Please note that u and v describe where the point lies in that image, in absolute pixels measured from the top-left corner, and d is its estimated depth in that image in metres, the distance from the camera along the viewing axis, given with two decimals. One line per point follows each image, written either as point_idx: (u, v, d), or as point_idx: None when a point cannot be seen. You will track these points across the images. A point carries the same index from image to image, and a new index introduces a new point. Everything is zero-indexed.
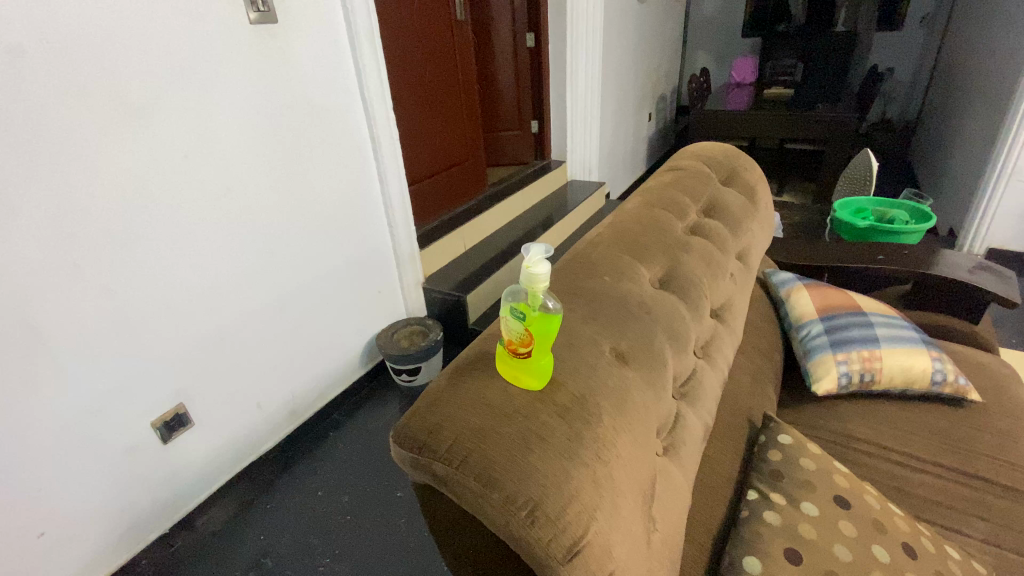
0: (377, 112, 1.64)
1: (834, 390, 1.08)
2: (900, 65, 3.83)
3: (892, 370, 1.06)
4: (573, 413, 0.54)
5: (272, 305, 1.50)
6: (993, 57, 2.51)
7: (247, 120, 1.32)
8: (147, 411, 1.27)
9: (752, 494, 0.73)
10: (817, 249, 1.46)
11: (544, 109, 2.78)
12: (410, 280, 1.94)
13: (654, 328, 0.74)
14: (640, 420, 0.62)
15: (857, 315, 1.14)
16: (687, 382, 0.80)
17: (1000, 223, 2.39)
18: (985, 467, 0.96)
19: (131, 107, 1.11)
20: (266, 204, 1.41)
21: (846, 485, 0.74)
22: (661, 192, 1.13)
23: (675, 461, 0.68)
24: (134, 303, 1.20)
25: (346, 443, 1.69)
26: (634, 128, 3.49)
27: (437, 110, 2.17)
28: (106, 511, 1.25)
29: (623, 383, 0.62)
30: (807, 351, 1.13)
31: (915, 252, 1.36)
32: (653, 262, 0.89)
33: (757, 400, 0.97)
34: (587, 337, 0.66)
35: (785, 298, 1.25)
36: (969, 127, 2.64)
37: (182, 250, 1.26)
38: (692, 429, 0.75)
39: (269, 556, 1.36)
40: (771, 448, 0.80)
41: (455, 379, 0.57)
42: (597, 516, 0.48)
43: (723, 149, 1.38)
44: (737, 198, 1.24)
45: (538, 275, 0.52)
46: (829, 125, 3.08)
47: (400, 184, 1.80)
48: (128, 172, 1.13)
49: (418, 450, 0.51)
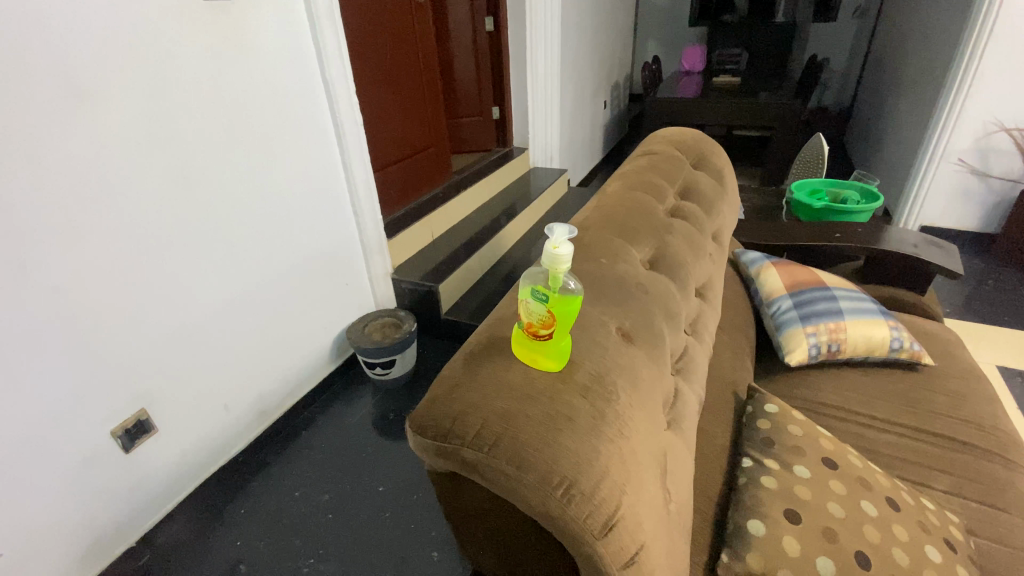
0: (340, 95, 1.57)
1: (805, 361, 1.15)
2: (835, 55, 4.07)
3: (857, 340, 1.14)
4: (594, 392, 0.54)
5: (237, 301, 1.43)
6: (923, 48, 2.70)
7: (205, 103, 1.24)
8: (107, 419, 1.19)
9: (748, 462, 0.77)
10: (779, 229, 1.53)
11: (505, 95, 2.74)
12: (379, 270, 1.89)
13: (652, 307, 0.76)
14: (650, 395, 0.63)
15: (822, 290, 1.21)
16: (681, 359, 0.83)
17: (931, 202, 2.60)
18: (939, 424, 1.05)
19: (76, 88, 1.01)
20: (227, 193, 1.34)
21: (831, 448, 0.79)
22: (640, 175, 1.15)
23: (680, 435, 0.70)
24: (85, 304, 1.10)
25: (321, 441, 1.64)
26: (592, 114, 3.53)
27: (398, 97, 2.10)
28: (64, 529, 1.15)
29: (633, 361, 0.63)
30: (779, 325, 1.19)
31: (867, 230, 1.45)
32: (642, 244, 0.91)
33: (738, 373, 1.02)
34: (593, 317, 0.66)
35: (755, 277, 1.31)
36: (901, 113, 2.84)
37: (139, 243, 1.17)
38: (690, 403, 0.77)
39: (246, 562, 1.30)
40: (760, 417, 0.84)
41: (471, 365, 0.56)
42: (627, 490, 0.49)
43: (691, 133, 1.41)
44: (708, 181, 1.28)
45: (561, 257, 0.52)
46: (775, 112, 3.22)
47: (366, 169, 1.74)
48: (76, 161, 1.04)
49: (444, 438, 0.50)
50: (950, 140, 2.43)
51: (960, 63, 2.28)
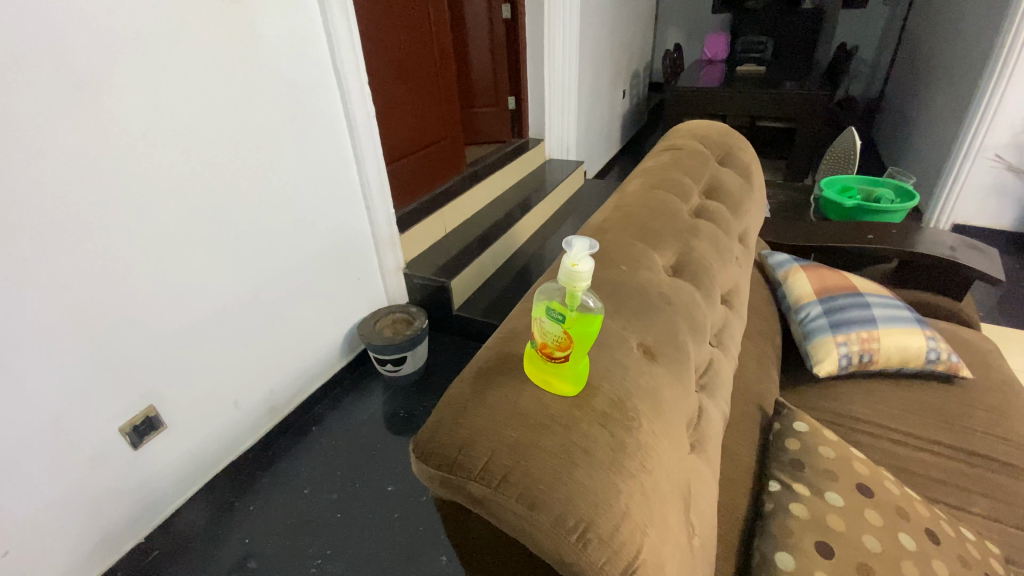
0: (351, 87, 1.53)
1: (834, 371, 1.09)
2: (864, 42, 3.91)
3: (890, 350, 1.07)
4: (613, 420, 0.49)
5: (246, 297, 1.41)
6: (960, 37, 2.56)
7: (211, 94, 1.20)
8: (115, 415, 1.18)
9: (775, 486, 0.72)
10: (807, 229, 1.45)
11: (521, 85, 2.68)
12: (390, 265, 1.86)
13: (676, 320, 0.71)
14: (673, 417, 0.58)
15: (854, 296, 1.14)
16: (705, 373, 0.77)
17: (966, 199, 2.48)
18: (979, 443, 0.99)
19: (77, 81, 0.98)
20: (235, 188, 1.30)
21: (866, 472, 0.74)
22: (663, 173, 1.09)
23: (704, 459, 0.65)
24: (92, 302, 1.09)
25: (330, 438, 1.63)
26: (610, 104, 3.43)
27: (412, 87, 2.05)
28: (73, 525, 1.15)
29: (655, 381, 0.59)
30: (807, 333, 1.13)
31: (900, 231, 1.37)
32: (664, 248, 0.86)
33: (764, 385, 0.96)
34: (613, 332, 0.62)
35: (782, 280, 1.24)
36: (936, 105, 2.70)
37: (145, 239, 1.15)
38: (714, 422, 0.72)
39: (254, 558, 1.30)
40: (788, 436, 0.79)
41: (480, 386, 0.52)
42: (649, 532, 0.45)
43: (717, 127, 1.34)
44: (735, 178, 1.21)
45: (581, 274, 0.47)
46: (802, 103, 3.10)
47: (377, 162, 1.70)
48: (81, 156, 1.02)
49: (448, 469, 0.46)
50: (986, 135, 2.30)
51: (999, 52, 2.15)
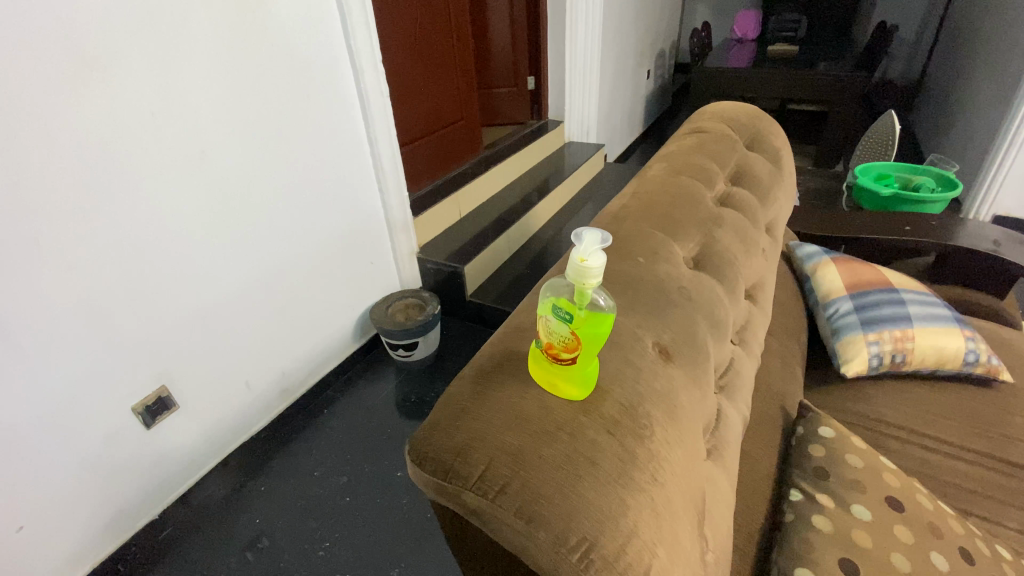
0: (365, 64, 1.48)
1: (864, 372, 1.03)
2: (905, 20, 3.70)
3: (925, 351, 1.01)
4: (623, 428, 0.46)
5: (258, 280, 1.39)
6: (1010, 15, 2.39)
7: (221, 72, 1.17)
8: (128, 394, 1.19)
9: (796, 496, 0.68)
10: (839, 219, 1.37)
11: (541, 65, 2.59)
12: (404, 249, 1.82)
13: (696, 317, 0.66)
14: (689, 424, 0.54)
15: (888, 292, 1.07)
16: (725, 373, 0.73)
17: (1009, 190, 2.32)
18: (1018, 453, 0.92)
19: (84, 57, 0.96)
20: (246, 170, 1.28)
21: (896, 484, 0.69)
22: (686, 157, 1.02)
23: (721, 466, 0.61)
24: (103, 282, 1.09)
25: (342, 421, 1.62)
26: (633, 85, 3.32)
27: (428, 66, 1.99)
28: (87, 501, 1.17)
29: (671, 385, 0.55)
30: (835, 330, 1.07)
31: (940, 223, 1.29)
32: (685, 239, 0.80)
33: (787, 386, 0.91)
34: (626, 330, 0.58)
35: (810, 274, 1.17)
36: (981, 88, 2.54)
37: (156, 220, 1.14)
38: (734, 426, 0.68)
39: (266, 537, 1.31)
40: (812, 442, 0.74)
41: (481, 386, 0.49)
42: (659, 552, 0.41)
43: (746, 109, 1.26)
44: (764, 164, 1.14)
45: (591, 270, 0.43)
46: (836, 85, 2.94)
47: (391, 143, 1.65)
48: (89, 134, 1.00)
49: (444, 476, 0.43)
50: None
51: None
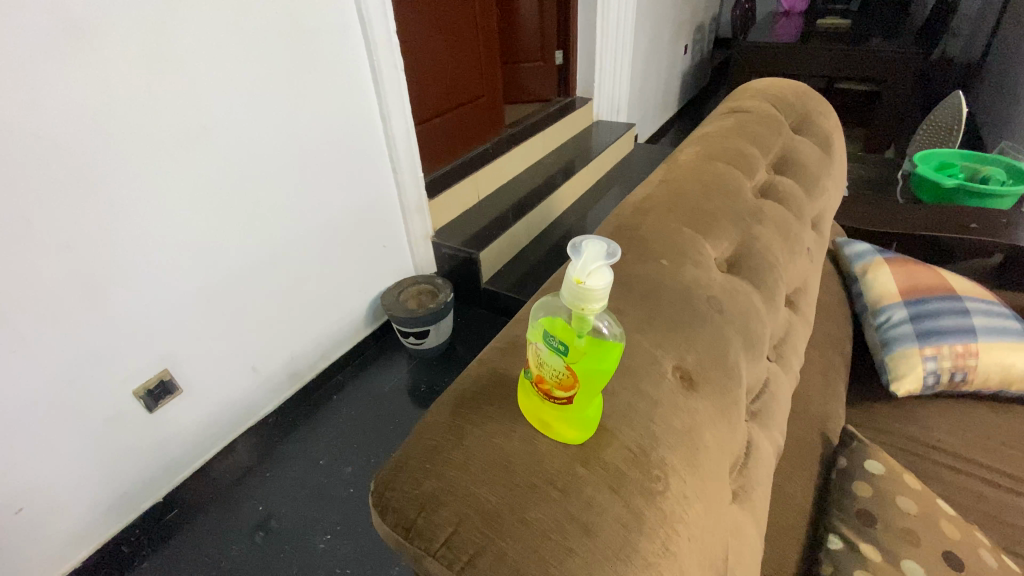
0: (377, 34, 1.37)
1: (917, 390, 0.91)
2: None
3: (990, 369, 0.88)
4: (629, 483, 0.38)
5: (263, 263, 1.34)
6: None
7: (220, 42, 1.09)
8: (128, 378, 1.16)
9: (836, 544, 0.61)
10: (893, 213, 1.23)
11: (570, 38, 2.44)
12: (418, 232, 1.74)
13: (727, 332, 0.57)
14: (714, 468, 0.46)
15: (950, 299, 0.94)
16: (759, 396, 0.63)
17: None
18: None
19: (73, 23, 0.89)
20: (250, 147, 1.21)
21: (956, 536, 0.61)
22: (723, 141, 0.90)
23: (749, 510, 0.52)
24: (97, 263, 1.04)
25: (352, 406, 1.59)
26: (669, 60, 3.12)
27: (449, 39, 1.89)
28: (87, 483, 1.15)
29: (693, 420, 0.46)
30: (886, 341, 0.95)
31: (1015, 220, 1.13)
32: (719, 237, 0.70)
33: (825, 406, 0.81)
34: (641, 352, 0.49)
35: (860, 275, 1.05)
36: None
37: (153, 199, 1.08)
38: (766, 460, 0.59)
39: (275, 519, 1.30)
40: (857, 479, 0.67)
41: (459, 419, 0.42)
42: None
43: (795, 87, 1.12)
44: (812, 149, 1.01)
45: (593, 293, 0.36)
46: (892, 62, 2.70)
47: (406, 120, 1.55)
48: (80, 106, 0.94)
49: (406, 534, 0.37)
50: None
51: None
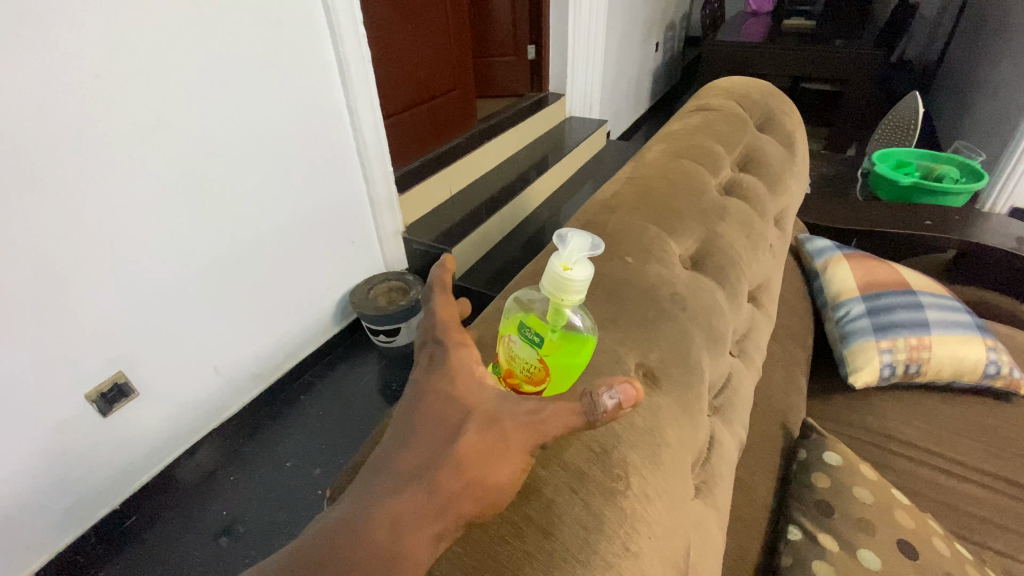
0: (344, 25, 1.33)
1: (874, 382, 0.94)
2: None
3: (941, 361, 0.92)
4: (590, 485, 0.39)
5: (225, 260, 1.28)
6: None
7: (176, 30, 1.04)
8: (79, 382, 1.09)
9: (796, 535, 0.63)
10: (852, 210, 1.27)
11: (543, 32, 2.43)
12: (388, 228, 1.71)
13: (691, 329, 0.57)
14: (677, 466, 0.46)
15: (903, 294, 0.98)
16: (722, 392, 0.64)
17: None
18: None
19: (12, 7, 0.83)
20: (210, 140, 1.16)
21: (911, 525, 0.64)
22: (688, 138, 0.91)
23: (711, 505, 0.53)
24: (41, 262, 0.97)
25: (318, 407, 1.55)
26: (640, 57, 3.14)
27: (418, 32, 1.85)
28: (34, 495, 1.09)
29: (655, 419, 0.46)
30: (844, 335, 0.98)
31: (964, 217, 1.18)
32: (683, 234, 0.70)
33: (787, 399, 0.84)
34: (606, 351, 0.49)
35: (820, 271, 1.07)
36: (1004, 72, 2.37)
37: (102, 192, 1.02)
38: (729, 454, 0.60)
39: (240, 522, 1.26)
40: (816, 470, 0.69)
41: None
42: None
43: (760, 86, 1.14)
44: (776, 147, 1.02)
45: (574, 281, 0.39)
46: (853, 64, 2.77)
47: (375, 114, 1.52)
48: (19, 93, 0.87)
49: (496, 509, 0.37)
50: None
51: None
